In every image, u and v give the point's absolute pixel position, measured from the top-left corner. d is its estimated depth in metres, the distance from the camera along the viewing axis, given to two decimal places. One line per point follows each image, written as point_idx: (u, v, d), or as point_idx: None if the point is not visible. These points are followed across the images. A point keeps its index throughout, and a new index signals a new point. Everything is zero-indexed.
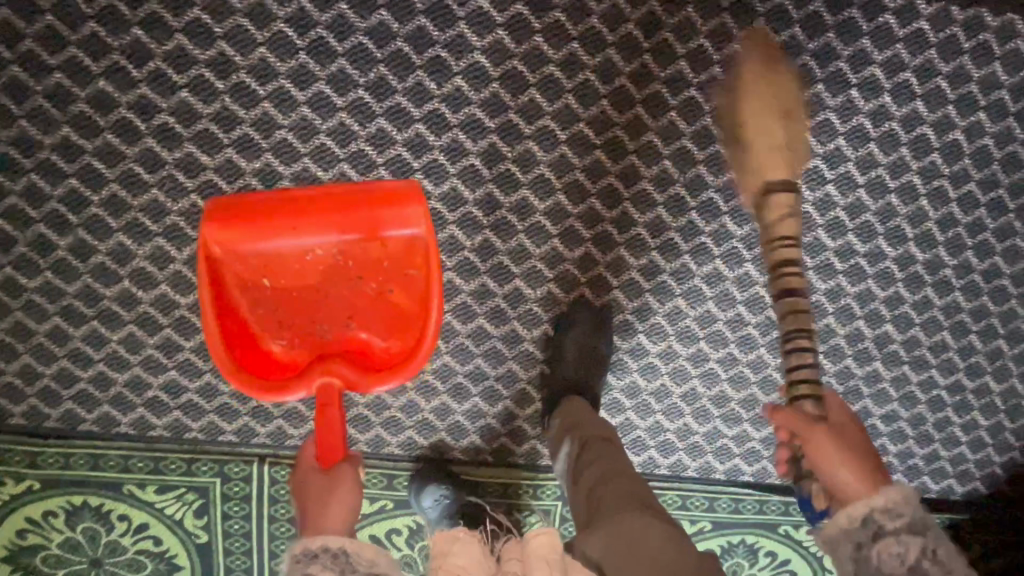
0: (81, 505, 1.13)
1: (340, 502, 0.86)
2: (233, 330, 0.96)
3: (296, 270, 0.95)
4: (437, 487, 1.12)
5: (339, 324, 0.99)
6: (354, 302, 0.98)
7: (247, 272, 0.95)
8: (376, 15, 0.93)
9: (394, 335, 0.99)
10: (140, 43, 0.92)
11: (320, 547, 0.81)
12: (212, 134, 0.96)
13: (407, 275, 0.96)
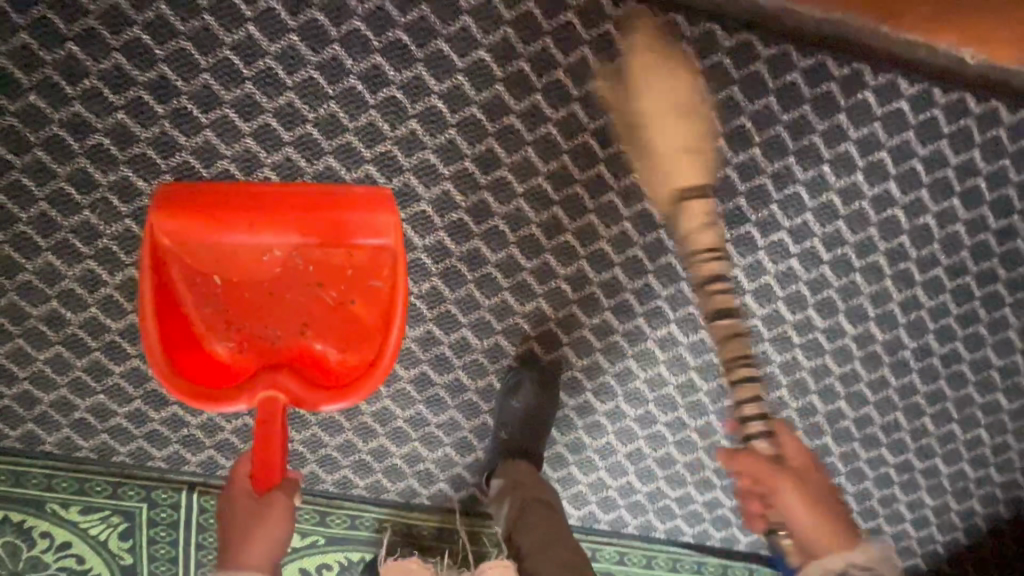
0: (2, 520, 1.10)
1: (260, 540, 0.82)
2: (174, 327, 0.89)
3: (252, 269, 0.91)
4: None
5: (291, 329, 0.93)
6: (311, 309, 0.93)
7: (196, 266, 0.89)
8: (328, 50, 0.88)
9: (349, 349, 0.93)
10: (76, 59, 0.87)
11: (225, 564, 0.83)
12: (149, 159, 0.91)
13: (371, 286, 0.92)
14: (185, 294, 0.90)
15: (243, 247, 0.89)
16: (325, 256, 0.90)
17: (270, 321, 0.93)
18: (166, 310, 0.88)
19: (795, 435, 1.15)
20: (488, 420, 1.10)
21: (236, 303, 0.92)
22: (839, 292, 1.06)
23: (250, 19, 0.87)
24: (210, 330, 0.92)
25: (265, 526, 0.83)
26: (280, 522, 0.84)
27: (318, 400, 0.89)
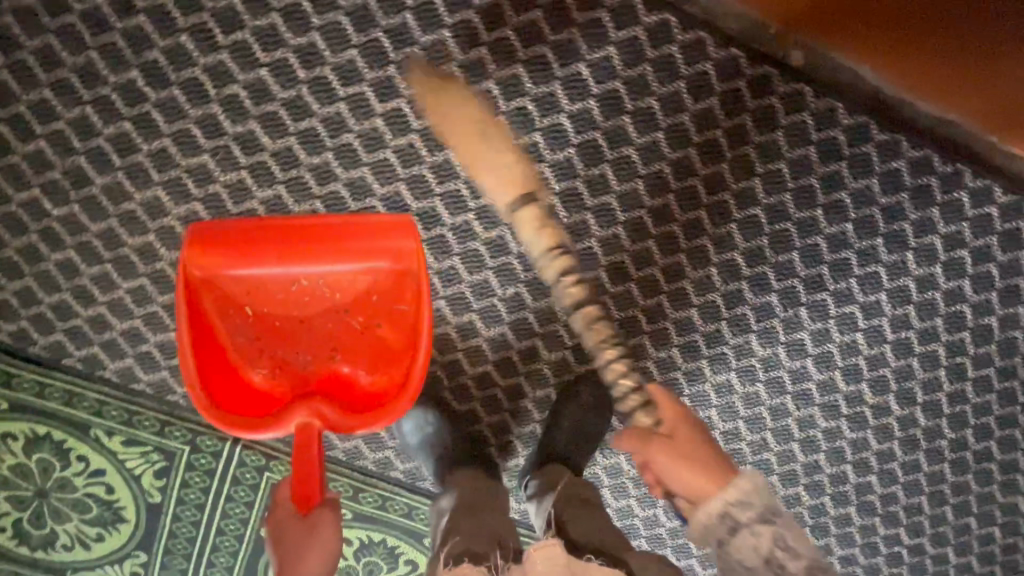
0: (43, 436, 1.11)
1: (316, 555, 0.89)
2: (212, 360, 0.95)
3: (282, 298, 0.97)
4: (421, 413, 1.08)
5: (323, 355, 1.00)
6: (339, 335, 1.00)
7: (232, 300, 0.96)
8: (475, 51, 0.91)
9: (379, 370, 1.00)
10: (235, 11, 0.89)
11: None
12: (279, 118, 0.93)
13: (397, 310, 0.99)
14: (223, 327, 0.96)
15: (273, 278, 0.96)
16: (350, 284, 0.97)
17: (302, 347, 1.00)
18: (205, 345, 0.94)
19: (821, 499, 1.18)
20: (536, 429, 1.13)
21: (270, 332, 0.98)
22: (894, 372, 1.10)
23: (409, 7, 0.90)
24: (247, 358, 0.98)
25: (319, 541, 0.90)
26: (329, 536, 0.91)
27: (349, 422, 0.95)
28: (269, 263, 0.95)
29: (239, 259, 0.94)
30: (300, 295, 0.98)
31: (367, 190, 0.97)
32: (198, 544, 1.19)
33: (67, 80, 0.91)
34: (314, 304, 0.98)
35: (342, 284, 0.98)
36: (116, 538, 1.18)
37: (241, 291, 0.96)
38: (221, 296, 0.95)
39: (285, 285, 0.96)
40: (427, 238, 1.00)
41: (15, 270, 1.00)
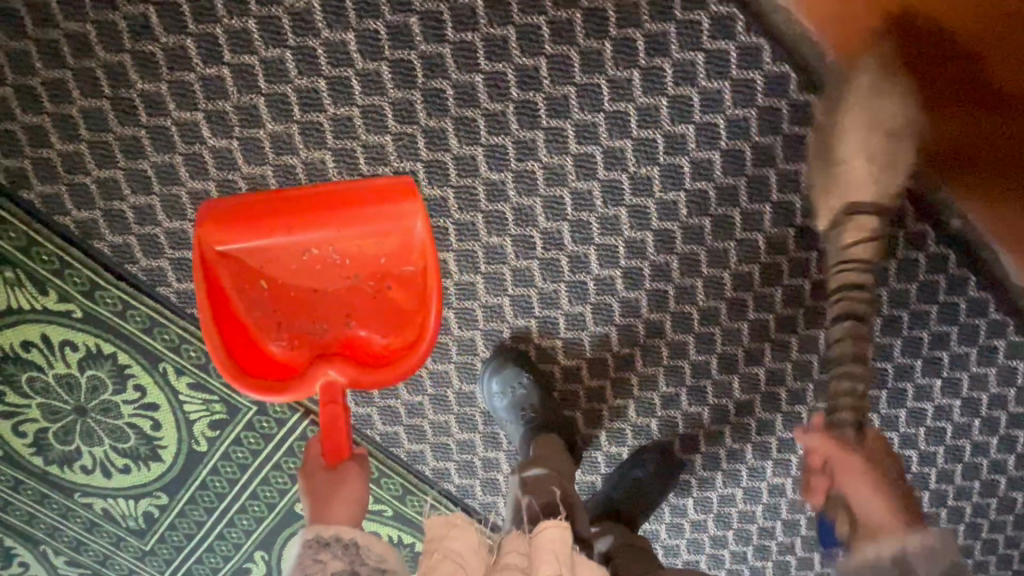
0: (106, 355, 1.04)
1: (345, 499, 0.78)
2: (228, 331, 0.86)
3: (293, 267, 0.89)
4: (516, 374, 1.03)
5: (338, 322, 0.91)
6: (353, 299, 0.91)
7: (243, 271, 0.88)
8: (684, 126, 0.93)
9: (394, 331, 0.91)
10: (474, 11, 0.87)
11: (332, 535, 0.74)
12: (475, 126, 0.92)
13: (409, 270, 0.91)
14: (235, 299, 0.88)
15: (281, 246, 0.87)
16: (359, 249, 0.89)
17: (314, 316, 0.90)
18: (224, 318, 0.86)
19: None
20: (596, 483, 1.15)
21: (285, 302, 0.90)
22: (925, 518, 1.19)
23: (640, 65, 0.90)
24: (261, 329, 0.89)
25: (345, 488, 0.79)
26: (357, 482, 0.80)
27: (368, 382, 0.88)
28: (271, 228, 0.86)
29: (240, 228, 0.85)
30: (308, 262, 0.89)
31: (531, 219, 0.97)
32: (226, 502, 1.15)
33: (279, 21, 0.87)
34: (325, 269, 0.89)
35: (352, 248, 0.89)
36: (143, 474, 1.12)
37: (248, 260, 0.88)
38: (229, 266, 0.87)
39: (292, 253, 0.87)
40: (569, 279, 1.01)
41: (144, 185, 0.94)
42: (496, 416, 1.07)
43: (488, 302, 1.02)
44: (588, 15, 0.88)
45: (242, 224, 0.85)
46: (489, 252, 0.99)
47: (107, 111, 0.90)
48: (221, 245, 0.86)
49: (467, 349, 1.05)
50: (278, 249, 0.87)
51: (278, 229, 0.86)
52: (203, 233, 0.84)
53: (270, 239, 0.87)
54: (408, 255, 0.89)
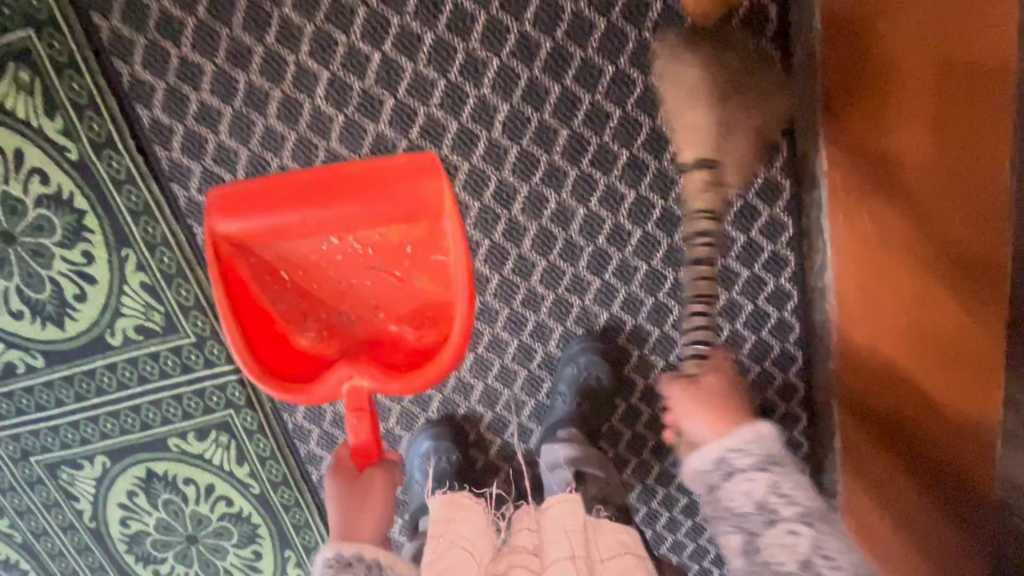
0: (72, 207, 0.94)
1: (371, 513, 0.84)
2: (257, 333, 0.82)
3: (317, 256, 0.81)
4: (448, 450, 1.05)
5: (369, 315, 0.85)
6: (378, 290, 0.84)
7: (269, 262, 0.81)
8: (703, 345, 1.03)
9: (426, 325, 0.85)
10: (615, 160, 0.91)
11: (355, 554, 0.78)
12: (551, 243, 0.96)
13: (435, 261, 0.81)
14: (266, 295, 0.83)
15: (300, 234, 0.79)
16: (382, 238, 0.79)
17: (344, 308, 0.85)
18: (255, 315, 0.81)
19: None
20: None
21: (315, 293, 0.84)
22: None
23: None
24: (291, 322, 0.85)
25: (370, 503, 0.84)
26: (384, 492, 0.85)
27: (389, 387, 0.81)
28: (278, 210, 0.77)
29: (254, 215, 0.77)
30: (329, 249, 0.80)
31: (543, 339, 1.03)
32: (101, 399, 1.07)
33: (454, 53, 0.85)
34: (349, 257, 0.81)
35: (375, 237, 0.80)
36: (31, 331, 1.01)
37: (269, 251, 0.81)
38: (248, 257, 0.80)
39: (312, 241, 0.79)
40: (540, 400, 1.07)
41: (227, 94, 0.88)
42: (411, 473, 1.08)
43: (463, 378, 1.06)
44: None
45: (252, 207, 0.77)
46: (492, 341, 1.03)
47: (239, 9, 0.84)
48: (237, 237, 0.78)
49: (419, 402, 1.08)
50: (296, 237, 0.79)
51: (291, 214, 0.77)
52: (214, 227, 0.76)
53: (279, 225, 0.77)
54: (434, 247, 0.79)
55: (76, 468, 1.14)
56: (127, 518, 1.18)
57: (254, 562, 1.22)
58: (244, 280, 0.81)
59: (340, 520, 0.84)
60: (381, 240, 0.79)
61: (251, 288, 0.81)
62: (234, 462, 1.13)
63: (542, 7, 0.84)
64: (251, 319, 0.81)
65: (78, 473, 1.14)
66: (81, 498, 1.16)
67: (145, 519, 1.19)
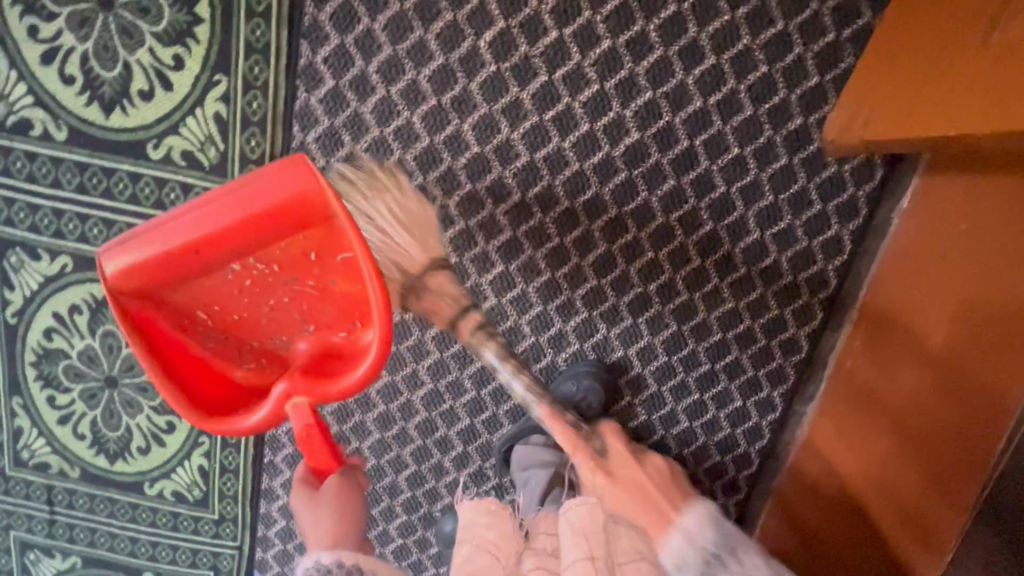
0: (191, 10, 0.89)
1: (344, 517, 0.88)
2: (198, 385, 0.83)
3: (232, 286, 0.82)
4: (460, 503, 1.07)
5: (299, 330, 0.85)
6: (298, 301, 0.83)
7: (186, 310, 0.82)
8: (684, 416, 1.10)
9: (356, 326, 0.84)
10: (699, 226, 0.98)
11: (336, 560, 0.85)
12: (609, 268, 1.01)
13: (343, 259, 0.80)
14: (196, 346, 0.83)
15: (201, 272, 0.79)
16: (283, 251, 0.80)
17: (272, 330, 0.85)
18: (196, 365, 0.83)
19: None
20: None
21: (237, 328, 0.85)
22: None
23: (714, 365, 1.07)
24: (225, 362, 0.85)
25: (344, 505, 0.89)
26: (354, 491, 0.91)
27: (328, 392, 0.82)
28: (161, 247, 0.76)
29: (144, 270, 0.77)
30: (236, 275, 0.81)
31: (557, 348, 1.06)
32: (102, 203, 0.99)
33: (617, 69, 0.91)
34: (258, 277, 0.81)
35: (274, 253, 0.80)
36: (74, 102, 0.94)
37: (177, 301, 0.81)
38: (156, 310, 0.80)
39: (215, 273, 0.80)
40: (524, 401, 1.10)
41: None
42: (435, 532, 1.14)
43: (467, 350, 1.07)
44: (731, 310, 1.04)
45: (137, 260, 0.76)
46: (512, 329, 1.05)
47: None
48: (137, 296, 0.78)
49: (415, 351, 1.08)
50: (198, 275, 0.80)
51: (182, 254, 0.77)
52: (107, 292, 0.76)
53: (163, 264, 0.77)
54: (337, 246, 0.79)
55: (29, 256, 1.03)
56: (53, 332, 1.08)
57: (163, 431, 1.14)
58: (165, 337, 0.81)
59: (313, 532, 0.88)
60: (284, 256, 0.80)
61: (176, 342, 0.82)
62: None
63: (710, 71, 0.90)
64: (186, 370, 0.82)
65: (29, 263, 1.03)
66: (17, 289, 1.05)
67: (71, 341, 1.08)
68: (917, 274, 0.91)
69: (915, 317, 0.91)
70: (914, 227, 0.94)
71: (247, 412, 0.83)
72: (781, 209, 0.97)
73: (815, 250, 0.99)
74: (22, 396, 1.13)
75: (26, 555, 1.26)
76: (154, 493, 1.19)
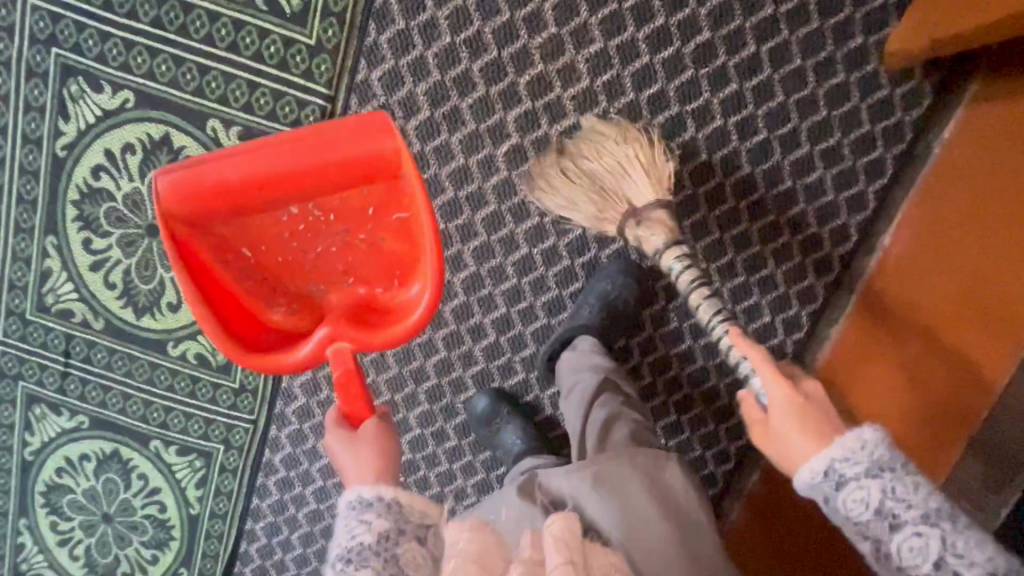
0: None
1: (380, 452, 0.78)
2: (231, 320, 0.84)
3: (283, 227, 0.85)
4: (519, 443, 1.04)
5: (341, 282, 0.89)
6: (344, 253, 0.88)
7: (232, 244, 0.85)
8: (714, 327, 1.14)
9: (396, 283, 0.88)
10: (753, 135, 1.03)
11: (376, 493, 0.71)
12: (663, 166, 1.05)
13: (397, 218, 0.85)
14: (235, 282, 0.85)
15: (259, 212, 0.84)
16: (342, 202, 0.85)
17: (314, 278, 0.89)
18: (229, 300, 0.84)
19: None
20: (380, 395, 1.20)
21: (279, 270, 0.88)
22: None
23: (750, 277, 1.11)
24: (258, 302, 0.87)
25: (376, 439, 0.80)
26: (388, 432, 0.82)
27: (368, 340, 0.83)
28: (227, 178, 0.80)
29: (205, 199, 0.80)
30: (291, 219, 0.85)
31: (602, 245, 1.10)
32: (174, 39, 1.00)
33: None
34: (312, 224, 0.86)
35: (332, 204, 0.85)
36: None
37: (225, 235, 0.84)
38: (205, 241, 0.83)
39: (274, 215, 0.85)
40: (563, 293, 1.12)
41: None
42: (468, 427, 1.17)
43: (514, 236, 1.09)
44: (773, 224, 1.08)
45: (199, 187, 0.79)
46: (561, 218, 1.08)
47: None
48: (188, 221, 0.81)
49: (463, 232, 1.09)
50: (258, 215, 0.84)
51: (245, 187, 0.81)
52: (162, 212, 0.78)
53: (225, 195, 0.80)
54: (395, 206, 0.85)
55: (92, 87, 1.03)
56: (101, 171, 1.07)
57: None
58: (208, 266, 0.83)
59: (350, 469, 0.76)
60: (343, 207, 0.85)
61: (216, 273, 0.83)
62: None
63: None
64: (220, 301, 0.83)
65: (90, 95, 1.03)
66: (72, 120, 1.04)
67: (118, 182, 1.08)
68: (946, 232, 0.94)
69: (935, 276, 0.93)
70: (956, 150, 0.99)
71: (280, 351, 0.84)
72: (832, 125, 1.02)
73: (859, 171, 1.04)
74: (57, 236, 1.11)
75: (31, 411, 1.22)
76: (177, 354, 1.18)
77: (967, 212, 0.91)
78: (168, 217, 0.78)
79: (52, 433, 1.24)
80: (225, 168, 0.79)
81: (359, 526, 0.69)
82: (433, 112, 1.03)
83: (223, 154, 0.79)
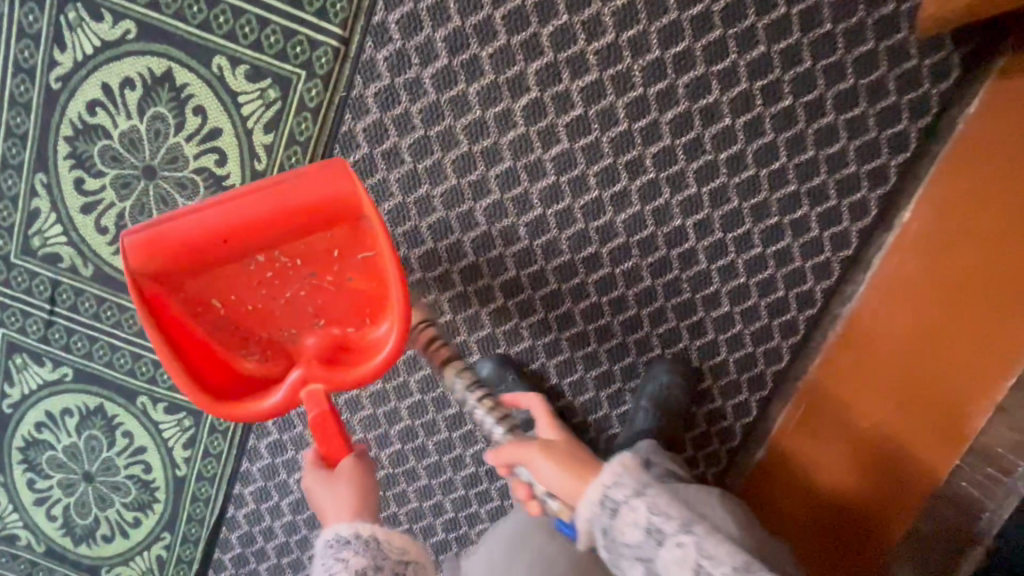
0: None
1: (358, 495, 0.78)
2: (206, 374, 0.83)
3: (250, 276, 0.84)
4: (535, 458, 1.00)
5: (310, 326, 0.87)
6: (311, 298, 0.86)
7: (199, 298, 0.83)
8: (727, 300, 1.10)
9: (366, 322, 0.87)
10: (778, 102, 1.01)
11: (354, 533, 0.73)
12: (685, 130, 1.02)
13: (361, 258, 0.84)
14: (205, 334, 0.84)
15: (223, 265, 0.82)
16: (306, 249, 0.83)
17: (286, 323, 0.86)
18: (201, 356, 0.83)
19: None
20: None
21: (248, 321, 0.86)
22: None
23: (767, 249, 1.08)
24: (229, 351, 0.86)
25: (351, 481, 0.80)
26: (365, 473, 0.82)
27: (340, 380, 0.84)
28: (189, 234, 0.78)
29: (171, 259, 0.79)
30: (259, 267, 0.83)
31: (619, 207, 1.05)
32: None
33: None
34: (279, 272, 0.84)
35: (296, 251, 0.83)
36: None
37: (191, 293, 0.82)
38: (176, 294, 0.81)
39: (239, 266, 0.83)
40: (575, 257, 1.09)
41: None
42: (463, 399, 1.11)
43: (529, 195, 1.05)
44: (793, 195, 1.05)
45: (160, 247, 0.78)
46: (577, 178, 1.04)
47: None
48: (154, 279, 0.79)
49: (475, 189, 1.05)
50: (224, 269, 0.82)
51: (210, 242, 0.79)
52: (128, 271, 0.77)
53: (189, 252, 0.79)
54: (359, 249, 0.84)
55: (92, 16, 0.98)
56: (98, 106, 1.02)
57: None
58: (176, 322, 0.82)
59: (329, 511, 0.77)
60: (309, 254, 0.83)
61: (185, 328, 0.82)
62: (262, 125, 1.01)
63: None
64: (190, 357, 0.82)
65: (90, 25, 0.98)
66: (69, 51, 0.99)
67: (115, 118, 1.02)
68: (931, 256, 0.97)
69: (912, 301, 0.97)
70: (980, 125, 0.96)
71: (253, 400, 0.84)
72: (857, 95, 1.00)
73: (882, 143, 1.02)
74: (47, 173, 1.06)
75: (12, 359, 1.17)
76: None
77: (943, 236, 0.96)
78: (136, 278, 0.77)
79: (33, 385, 1.19)
80: (184, 228, 0.78)
81: (336, 564, 0.70)
82: (450, 61, 0.99)
83: (183, 213, 0.78)
